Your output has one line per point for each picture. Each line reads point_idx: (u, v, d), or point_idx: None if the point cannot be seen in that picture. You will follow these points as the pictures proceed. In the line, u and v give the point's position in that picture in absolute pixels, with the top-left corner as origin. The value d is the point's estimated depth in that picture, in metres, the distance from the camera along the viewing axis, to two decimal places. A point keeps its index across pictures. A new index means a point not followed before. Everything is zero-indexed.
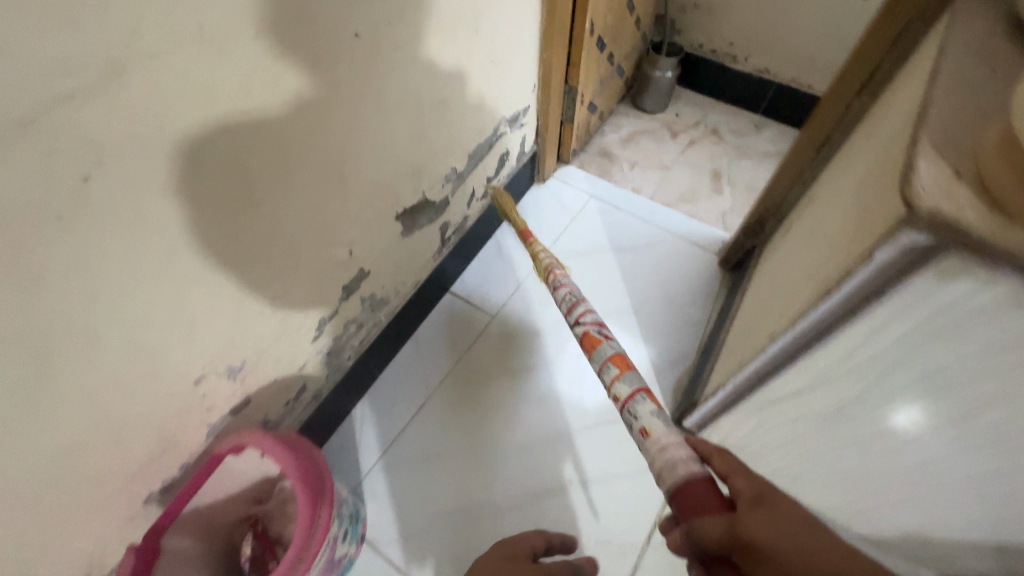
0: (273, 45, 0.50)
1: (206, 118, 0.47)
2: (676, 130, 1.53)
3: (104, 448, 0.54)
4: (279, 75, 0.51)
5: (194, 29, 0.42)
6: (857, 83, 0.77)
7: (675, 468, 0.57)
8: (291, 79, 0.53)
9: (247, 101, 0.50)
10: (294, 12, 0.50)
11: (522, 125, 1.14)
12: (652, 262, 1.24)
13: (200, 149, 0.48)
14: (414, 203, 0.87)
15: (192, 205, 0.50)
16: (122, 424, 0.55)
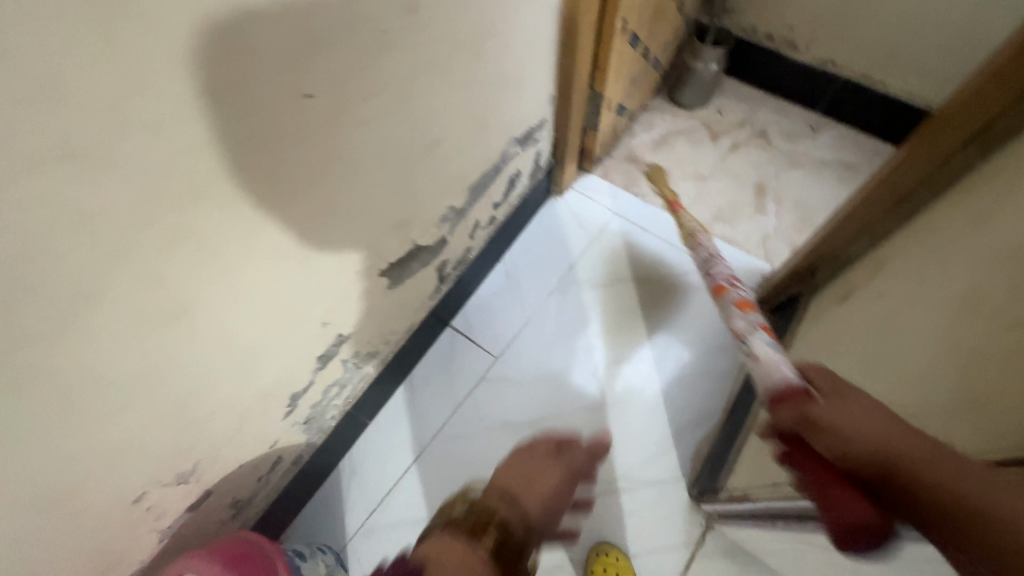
0: (186, 138, 0.38)
1: (94, 246, 0.36)
2: (716, 131, 1.34)
3: None
4: (200, 170, 0.40)
5: (52, 151, 0.30)
6: (964, 131, 0.57)
7: (771, 376, 0.59)
8: (221, 171, 0.41)
9: (156, 211, 0.39)
10: (213, 92, 0.37)
11: (536, 141, 0.99)
12: (680, 296, 1.09)
13: (89, 282, 0.37)
14: (402, 254, 0.76)
15: (94, 340, 0.40)
16: (45, 567, 0.48)
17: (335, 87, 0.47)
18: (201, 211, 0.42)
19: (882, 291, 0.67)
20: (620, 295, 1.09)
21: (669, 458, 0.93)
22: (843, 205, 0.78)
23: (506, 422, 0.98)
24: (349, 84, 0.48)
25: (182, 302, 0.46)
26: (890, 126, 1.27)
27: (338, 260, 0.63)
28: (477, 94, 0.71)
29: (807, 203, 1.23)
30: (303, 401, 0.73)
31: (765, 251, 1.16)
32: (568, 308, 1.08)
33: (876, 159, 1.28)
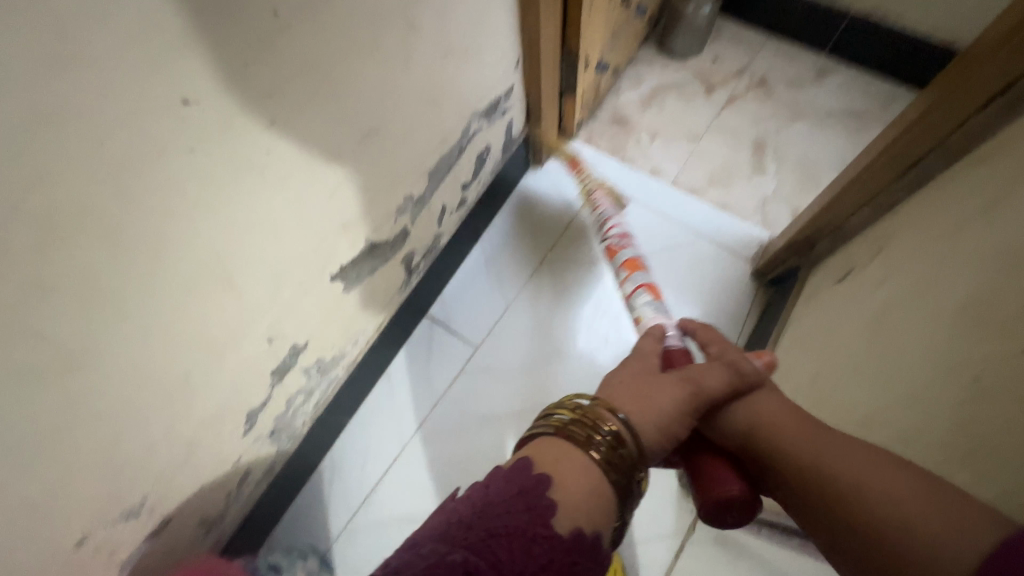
0: (19, 176, 0.31)
1: None
2: (712, 83, 1.21)
3: None
4: (44, 210, 0.33)
5: None
6: (983, 91, 0.49)
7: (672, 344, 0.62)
8: (80, 205, 0.35)
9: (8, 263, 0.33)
10: (44, 115, 0.31)
11: (505, 112, 0.90)
12: (670, 271, 1.02)
13: None
14: (355, 255, 0.70)
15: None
16: None
17: (219, 88, 0.40)
18: (64, 255, 0.36)
19: (885, 274, 0.60)
20: (605, 273, 1.03)
21: None
22: (848, 173, 0.71)
23: (489, 414, 0.95)
24: (237, 83, 0.41)
25: (73, 354, 0.40)
26: (906, 66, 1.14)
27: (274, 274, 0.57)
28: (419, 70, 0.62)
29: (812, 159, 1.12)
30: (262, 417, 0.70)
31: (763, 216, 1.08)
32: (550, 290, 1.02)
33: (890, 105, 1.15)
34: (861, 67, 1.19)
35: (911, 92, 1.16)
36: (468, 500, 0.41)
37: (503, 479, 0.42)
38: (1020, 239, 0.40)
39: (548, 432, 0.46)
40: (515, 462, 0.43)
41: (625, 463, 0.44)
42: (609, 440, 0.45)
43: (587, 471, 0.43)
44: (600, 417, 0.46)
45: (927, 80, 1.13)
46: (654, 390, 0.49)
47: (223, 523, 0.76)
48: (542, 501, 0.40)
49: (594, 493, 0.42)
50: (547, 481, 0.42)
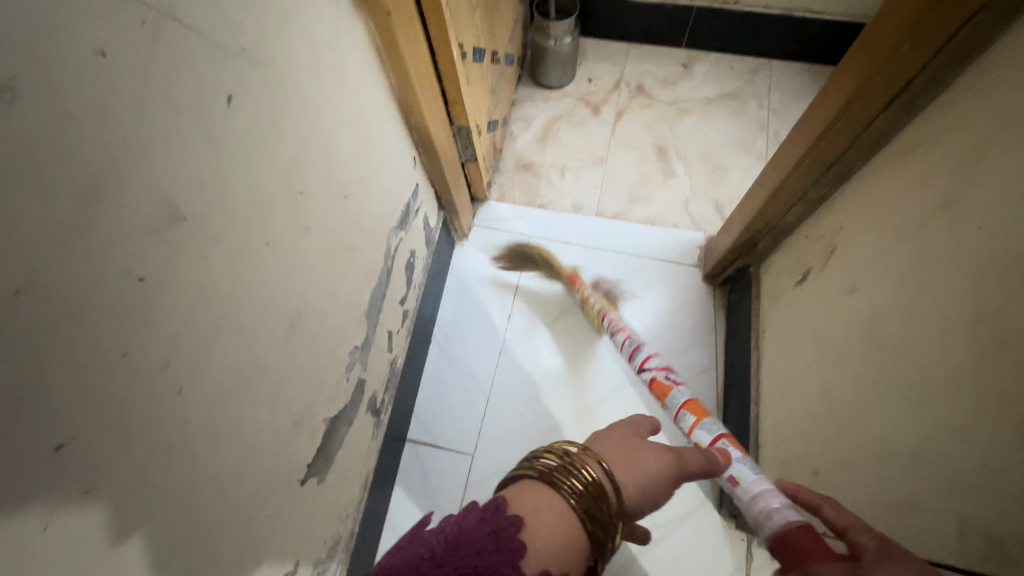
0: None
1: None
2: (595, 103, 1.23)
3: None
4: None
5: None
6: (883, 93, 0.51)
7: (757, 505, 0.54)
8: None
9: None
10: None
11: (417, 211, 0.84)
12: (629, 302, 1.01)
13: None
14: (317, 443, 0.60)
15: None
16: None
17: (100, 401, 0.31)
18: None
19: (842, 274, 0.61)
20: (569, 328, 1.00)
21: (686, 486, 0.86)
22: (769, 178, 0.72)
23: None
24: (122, 379, 0.32)
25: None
26: (756, 40, 1.22)
27: (238, 526, 0.47)
28: (322, 226, 0.54)
29: (710, 147, 1.17)
30: None
31: (690, 217, 1.09)
32: (523, 364, 0.98)
33: (755, 78, 1.23)
34: (718, 50, 1.26)
35: (768, 60, 1.25)
36: (444, 534, 0.41)
37: (476, 518, 0.42)
38: (986, 242, 0.41)
39: (531, 475, 0.47)
40: (491, 502, 0.44)
41: (603, 516, 0.44)
42: (589, 490, 0.45)
43: (561, 517, 0.43)
44: (584, 465, 0.46)
45: (776, 47, 1.22)
46: (639, 451, 0.51)
47: None
48: (512, 541, 0.40)
49: (563, 540, 0.42)
50: (519, 522, 0.41)
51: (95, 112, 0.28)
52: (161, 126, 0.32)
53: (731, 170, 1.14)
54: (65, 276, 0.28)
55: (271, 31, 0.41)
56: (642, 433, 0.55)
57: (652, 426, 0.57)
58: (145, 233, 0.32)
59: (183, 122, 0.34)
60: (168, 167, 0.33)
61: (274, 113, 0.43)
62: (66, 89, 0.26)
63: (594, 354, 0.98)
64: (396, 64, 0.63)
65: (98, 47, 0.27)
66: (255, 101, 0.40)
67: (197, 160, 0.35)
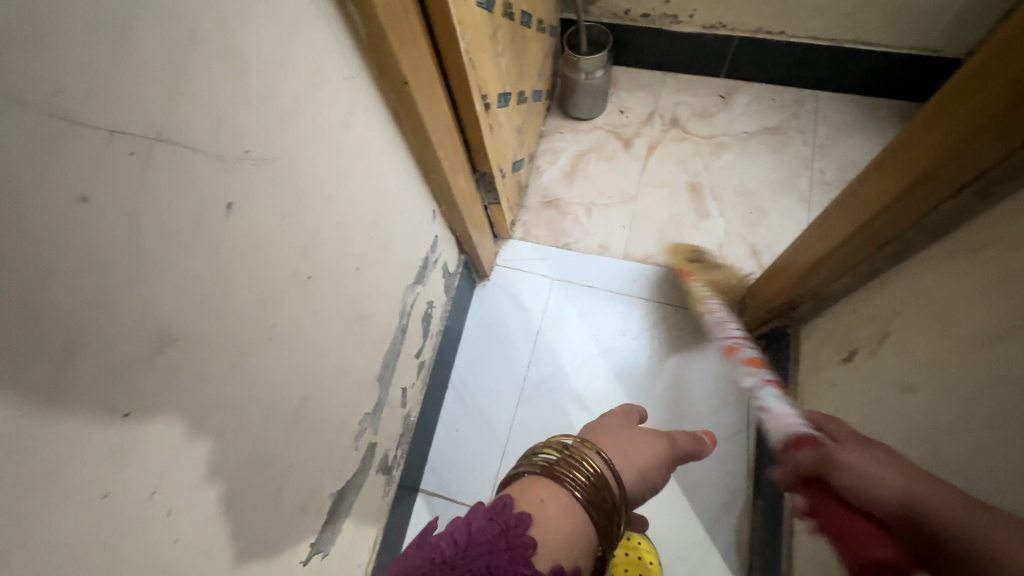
0: None
1: None
2: (626, 136, 1.18)
3: None
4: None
5: None
6: (951, 180, 0.45)
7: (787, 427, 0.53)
8: None
9: None
10: None
11: (437, 261, 0.81)
12: (655, 355, 0.96)
13: None
14: (324, 518, 0.58)
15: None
16: None
17: (70, 552, 0.29)
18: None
19: (896, 365, 0.55)
20: (591, 377, 0.96)
21: (712, 561, 0.80)
22: (815, 243, 0.66)
23: None
24: (100, 524, 0.30)
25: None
26: (802, 72, 1.14)
27: None
28: (332, 303, 0.52)
29: (749, 186, 1.10)
30: None
31: (724, 261, 1.03)
32: (541, 414, 0.94)
33: (800, 110, 1.15)
34: (760, 80, 1.19)
35: (815, 92, 1.17)
36: (453, 538, 0.38)
37: (484, 517, 0.40)
38: None
39: (533, 471, 0.45)
40: (496, 501, 0.41)
41: (609, 506, 0.43)
42: (592, 481, 0.43)
43: (567, 511, 0.41)
44: (585, 457, 0.45)
45: (824, 79, 1.14)
46: (631, 439, 0.51)
47: None
48: (522, 538, 0.38)
49: (574, 535, 0.40)
50: (529, 519, 0.39)
51: (77, 263, 0.26)
52: (151, 254, 0.30)
53: (770, 211, 1.07)
54: (38, 437, 0.26)
55: (279, 126, 0.39)
56: (629, 422, 0.55)
57: (638, 414, 0.58)
58: (131, 368, 0.30)
59: (175, 243, 0.32)
60: (159, 296, 0.31)
61: (280, 206, 0.41)
62: (42, 251, 0.25)
63: (616, 406, 0.93)
64: (415, 125, 0.60)
65: (80, 193, 0.26)
66: (260, 201, 0.39)
67: (193, 278, 0.34)
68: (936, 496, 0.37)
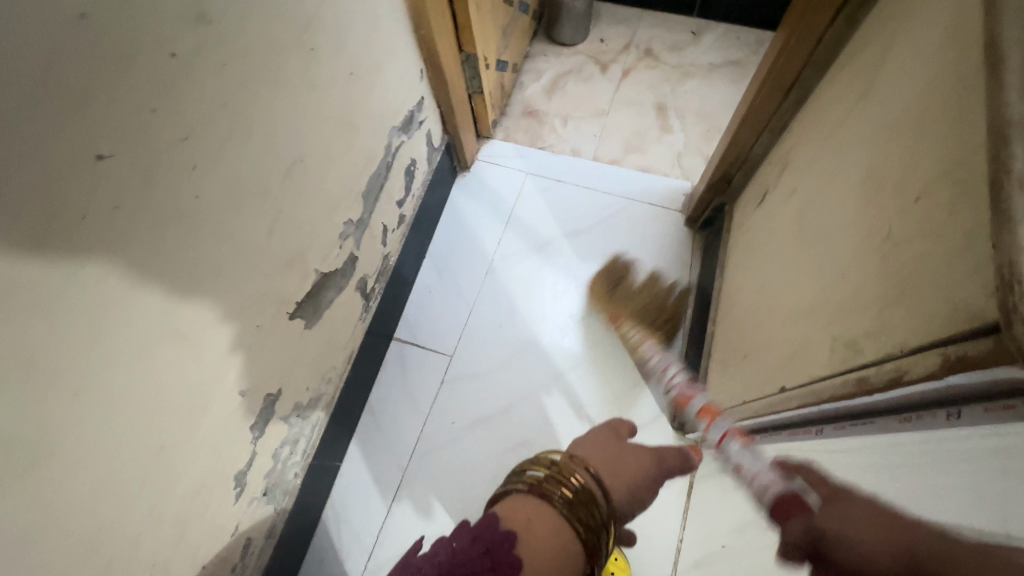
0: None
1: None
2: (604, 62, 1.30)
3: None
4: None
5: None
6: (829, 8, 0.57)
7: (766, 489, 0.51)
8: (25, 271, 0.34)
9: None
10: None
11: (421, 123, 0.92)
12: (613, 238, 1.07)
13: None
14: (309, 288, 0.69)
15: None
16: None
17: (131, 138, 0.39)
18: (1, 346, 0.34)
19: (788, 183, 0.66)
20: (556, 254, 1.07)
21: (646, 400, 0.94)
22: (740, 107, 0.78)
23: (481, 416, 0.95)
24: (149, 129, 0.40)
25: (27, 460, 0.37)
26: (764, 13, 1.27)
27: (230, 323, 0.55)
28: (330, 92, 0.63)
29: (709, 110, 1.22)
30: (251, 477, 0.66)
31: (681, 169, 1.15)
32: (508, 284, 1.05)
33: (761, 48, 1.28)
34: (727, 20, 1.31)
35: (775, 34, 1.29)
36: (439, 556, 0.45)
37: (470, 536, 0.45)
38: (881, 115, 0.46)
39: (521, 489, 0.49)
40: (481, 519, 0.47)
41: (596, 522, 0.48)
42: (579, 497, 0.48)
43: (555, 528, 0.46)
44: (572, 473, 0.50)
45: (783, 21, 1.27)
46: (620, 456, 0.57)
47: None
48: (509, 554, 0.43)
49: (559, 548, 0.45)
50: (514, 536, 0.44)
51: None
52: None
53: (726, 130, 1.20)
54: (117, 20, 0.36)
55: None
56: (617, 441, 0.61)
57: (628, 430, 0.65)
58: (179, 16, 0.40)
59: None
60: None
61: None
62: None
63: (576, 277, 1.05)
64: None
65: None
66: None
67: None
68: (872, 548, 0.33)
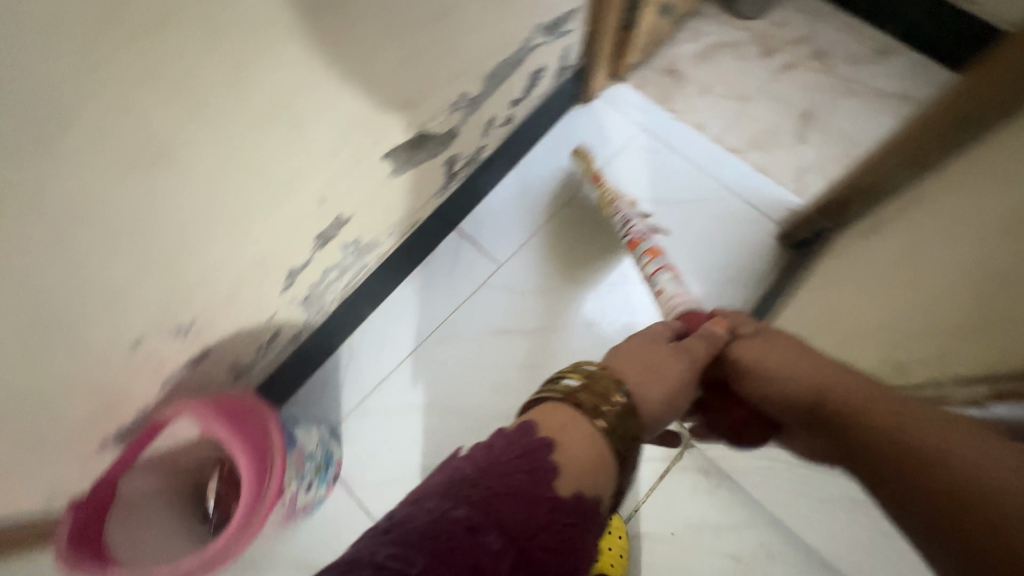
0: None
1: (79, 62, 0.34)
2: (770, 47, 1.20)
3: (59, 395, 0.51)
4: None
5: None
6: None
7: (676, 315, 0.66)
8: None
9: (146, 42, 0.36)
10: None
11: (566, 33, 0.90)
12: (698, 222, 1.05)
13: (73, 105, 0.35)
14: (408, 139, 0.72)
15: (47, 179, 0.37)
16: (66, 382, 0.51)
17: None
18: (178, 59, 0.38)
19: (907, 220, 0.62)
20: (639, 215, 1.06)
21: None
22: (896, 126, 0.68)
23: (508, 329, 0.99)
24: None
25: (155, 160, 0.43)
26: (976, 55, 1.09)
27: (338, 134, 0.59)
28: None
29: (856, 136, 1.12)
30: (300, 279, 0.73)
31: (799, 184, 1.08)
32: (580, 224, 1.05)
33: None
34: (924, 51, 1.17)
35: None
36: (473, 458, 0.41)
37: (504, 439, 0.42)
38: None
39: (554, 396, 0.46)
40: (518, 425, 0.43)
41: (631, 434, 0.45)
42: (618, 410, 0.45)
43: (591, 438, 0.43)
44: (610, 389, 0.46)
45: None
46: (657, 360, 0.53)
47: (248, 377, 0.81)
48: (545, 462, 0.40)
49: (593, 460, 0.42)
50: (550, 443, 0.41)
51: None
52: None
53: None
54: None
55: None
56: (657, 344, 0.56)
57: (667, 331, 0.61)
58: None
59: None
60: None
61: None
62: None
63: None
64: None
65: None
66: None
67: None
68: (969, 453, 0.36)
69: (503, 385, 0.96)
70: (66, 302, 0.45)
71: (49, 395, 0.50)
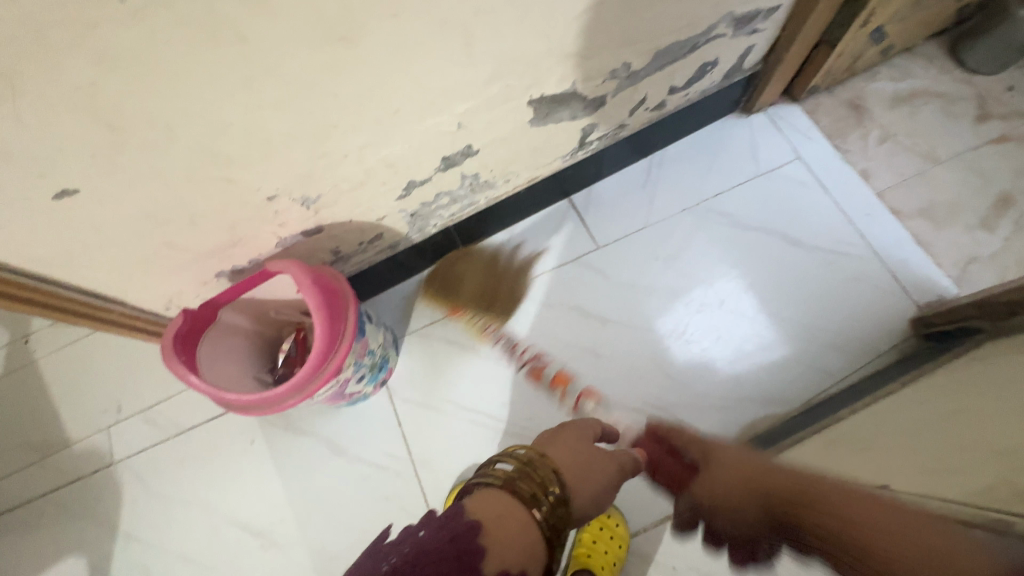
0: None
1: None
2: (988, 112, 1.03)
3: (201, 217, 0.60)
4: None
5: None
6: None
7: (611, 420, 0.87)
8: None
9: None
10: None
11: (755, 31, 0.83)
12: (824, 274, 0.95)
13: None
14: (557, 92, 0.72)
15: (254, 21, 0.41)
16: (210, 209, 0.59)
17: None
18: None
19: None
20: (760, 245, 0.98)
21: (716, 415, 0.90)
22: None
23: (583, 310, 0.97)
24: None
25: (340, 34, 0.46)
26: None
27: (497, 66, 0.61)
28: None
29: None
30: (415, 194, 0.78)
31: (963, 272, 0.93)
32: (692, 235, 0.99)
33: None
34: None
35: None
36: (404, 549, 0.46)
37: (434, 527, 0.47)
38: None
39: (493, 481, 0.50)
40: (448, 509, 0.48)
41: (561, 524, 0.49)
42: (557, 496, 0.50)
43: (524, 526, 0.47)
44: (546, 476, 0.51)
45: None
46: (586, 462, 0.58)
47: (343, 265, 0.88)
48: (471, 547, 0.44)
49: (522, 550, 0.46)
50: (476, 528, 0.46)
51: None
52: None
53: None
54: None
55: None
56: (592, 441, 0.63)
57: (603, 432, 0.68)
58: None
59: None
60: None
61: None
62: None
63: (757, 278, 0.96)
64: None
65: None
66: None
67: None
68: None
69: (561, 360, 0.96)
70: (233, 138, 0.51)
71: (195, 214, 0.58)
